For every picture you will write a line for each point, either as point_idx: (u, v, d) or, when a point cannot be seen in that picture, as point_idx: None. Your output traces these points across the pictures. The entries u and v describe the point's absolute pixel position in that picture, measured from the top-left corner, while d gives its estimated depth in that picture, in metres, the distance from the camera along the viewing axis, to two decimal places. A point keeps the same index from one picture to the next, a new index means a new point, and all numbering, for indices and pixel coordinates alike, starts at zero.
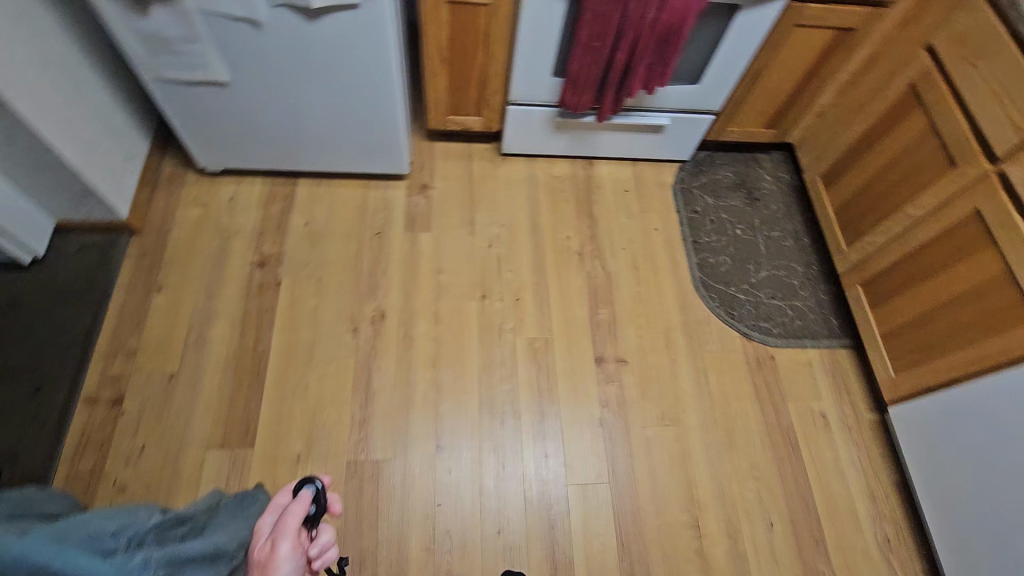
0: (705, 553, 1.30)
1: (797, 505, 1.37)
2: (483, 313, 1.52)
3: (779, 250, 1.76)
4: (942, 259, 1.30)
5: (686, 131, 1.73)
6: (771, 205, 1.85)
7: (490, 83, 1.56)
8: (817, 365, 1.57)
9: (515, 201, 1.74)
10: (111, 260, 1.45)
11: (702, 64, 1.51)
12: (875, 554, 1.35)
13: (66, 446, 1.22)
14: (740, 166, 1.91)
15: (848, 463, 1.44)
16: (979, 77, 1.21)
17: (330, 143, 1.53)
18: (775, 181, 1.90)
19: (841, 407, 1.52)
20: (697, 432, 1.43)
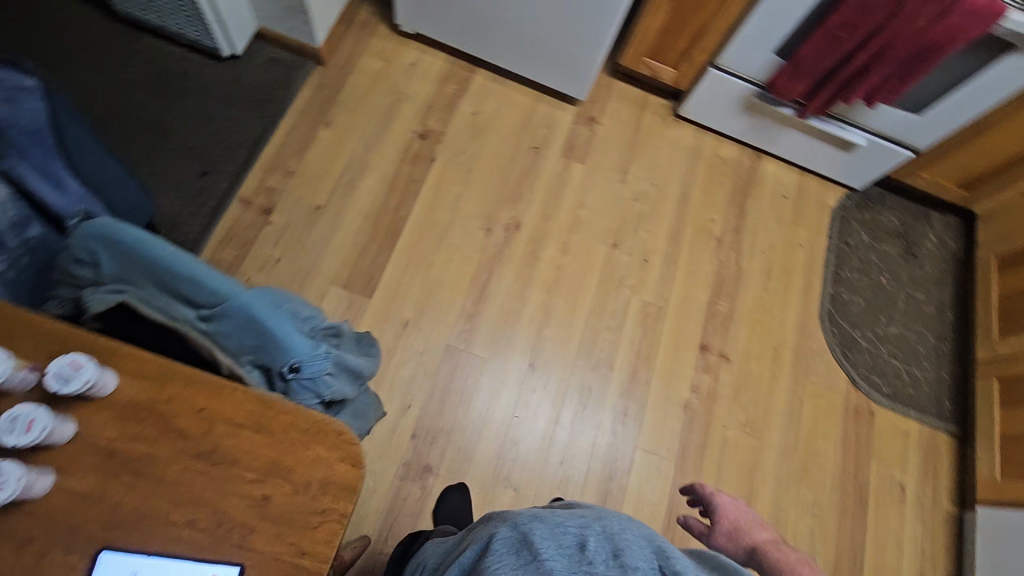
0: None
1: (846, 558, 1.36)
2: (610, 261, 1.52)
3: (917, 313, 1.66)
4: None
5: (875, 160, 1.62)
6: (926, 266, 1.73)
7: (706, 38, 1.49)
8: (914, 437, 1.51)
9: (674, 166, 1.68)
10: (294, 81, 1.50)
11: (935, 95, 1.40)
12: None
13: (216, 232, 1.31)
14: (910, 215, 1.79)
15: (910, 541, 1.41)
16: None
17: (528, 44, 1.51)
18: (940, 244, 1.77)
19: (922, 487, 1.46)
20: (774, 452, 1.41)
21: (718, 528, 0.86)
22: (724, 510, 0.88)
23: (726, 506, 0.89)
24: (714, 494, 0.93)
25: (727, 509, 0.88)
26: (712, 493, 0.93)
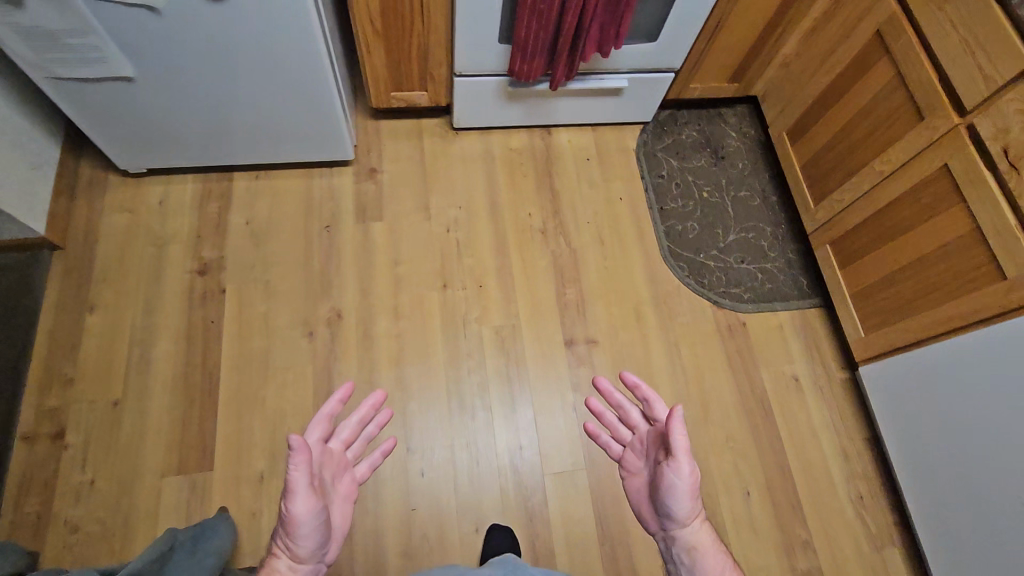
0: None
1: (773, 472, 1.41)
2: (446, 303, 1.46)
3: (747, 211, 1.71)
4: (911, 216, 1.26)
5: (646, 92, 1.63)
6: (737, 163, 1.78)
7: (433, 54, 1.41)
8: (789, 327, 1.57)
9: (472, 179, 1.63)
10: (33, 280, 1.34)
11: (658, 20, 1.41)
12: (849, 513, 1.40)
13: (10, 487, 1.16)
14: (705, 122, 1.82)
15: (820, 425, 1.47)
16: (946, 21, 1.13)
17: (264, 134, 1.40)
18: (741, 136, 1.82)
19: (813, 368, 1.53)
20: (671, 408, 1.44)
21: (692, 480, 0.93)
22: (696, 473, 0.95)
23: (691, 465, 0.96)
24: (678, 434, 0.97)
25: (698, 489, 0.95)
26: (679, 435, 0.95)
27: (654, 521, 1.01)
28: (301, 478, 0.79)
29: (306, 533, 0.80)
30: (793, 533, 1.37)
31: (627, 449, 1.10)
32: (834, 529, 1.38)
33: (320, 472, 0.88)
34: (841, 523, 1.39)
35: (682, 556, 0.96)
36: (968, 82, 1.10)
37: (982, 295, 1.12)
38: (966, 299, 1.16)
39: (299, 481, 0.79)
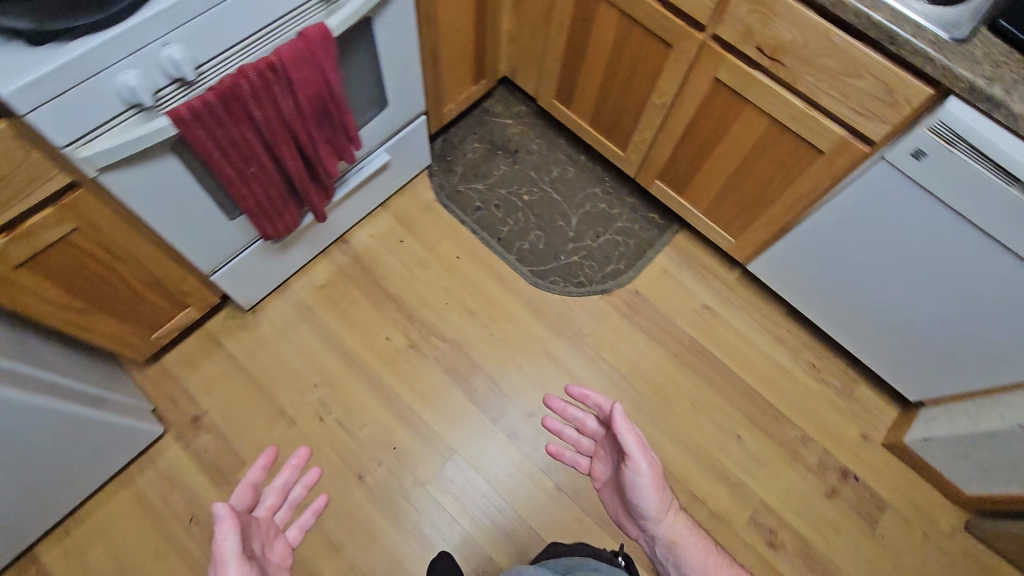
0: (711, 503, 1.38)
1: (742, 401, 1.49)
2: (376, 491, 1.27)
3: (570, 187, 1.65)
4: (714, 131, 1.26)
5: (409, 145, 1.46)
6: (532, 147, 1.69)
7: (169, 277, 1.09)
8: (672, 266, 1.60)
9: (306, 347, 1.37)
10: None
11: (376, 87, 1.21)
12: (812, 384, 1.53)
13: None
14: (478, 128, 1.69)
15: (748, 330, 1.56)
16: None
17: (36, 503, 1.04)
18: (518, 119, 1.72)
19: (712, 287, 1.59)
20: (633, 414, 1.44)
21: (653, 472, 0.83)
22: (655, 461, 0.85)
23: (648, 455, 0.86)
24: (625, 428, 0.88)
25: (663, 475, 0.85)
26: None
27: (635, 526, 0.90)
28: (233, 548, 0.64)
29: None
30: (790, 436, 1.47)
31: (594, 460, 1.00)
32: (809, 406, 1.51)
33: (253, 546, 0.73)
34: (811, 396, 1.52)
35: (665, 555, 0.84)
36: (694, 3, 1.07)
37: (811, 174, 1.16)
38: (801, 181, 1.19)
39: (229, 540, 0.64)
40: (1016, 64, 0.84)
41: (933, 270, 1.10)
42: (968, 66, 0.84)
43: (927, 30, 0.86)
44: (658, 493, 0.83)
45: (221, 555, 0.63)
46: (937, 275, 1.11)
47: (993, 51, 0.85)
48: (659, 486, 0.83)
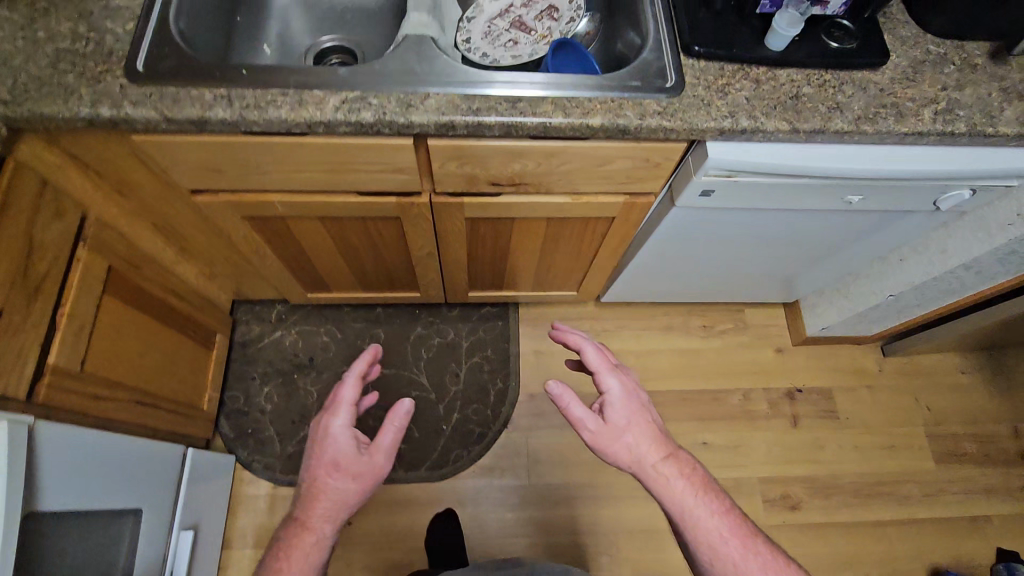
0: None
1: (681, 407, 1.45)
2: None
3: (393, 350, 1.43)
4: (496, 247, 1.08)
5: (200, 482, 1.11)
6: (324, 343, 1.41)
7: None
8: (539, 344, 1.47)
9: None
10: None
11: (110, 514, 0.86)
12: (717, 341, 1.52)
13: None
14: (254, 370, 1.38)
15: (639, 343, 1.50)
16: (291, 174, 0.80)
17: None
18: (285, 326, 1.42)
19: (584, 331, 1.49)
20: (615, 507, 1.34)
21: (607, 438, 0.74)
22: (616, 422, 0.75)
23: (616, 410, 0.76)
24: (607, 368, 0.78)
25: (628, 435, 0.75)
26: (605, 378, 0.77)
27: None
28: (340, 424, 0.72)
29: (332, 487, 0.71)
30: (735, 402, 1.47)
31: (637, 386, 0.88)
32: (728, 361, 1.51)
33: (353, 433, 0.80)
34: (724, 351, 1.51)
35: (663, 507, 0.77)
36: (392, 182, 0.84)
37: (612, 234, 1.04)
38: (608, 241, 1.07)
39: (338, 419, 0.73)
40: (733, 79, 0.76)
41: (753, 246, 1.09)
42: (703, 113, 0.74)
43: (645, 102, 0.73)
44: (624, 454, 0.74)
45: (332, 432, 0.72)
46: (759, 247, 1.11)
47: (707, 80, 0.76)
48: (621, 452, 0.74)
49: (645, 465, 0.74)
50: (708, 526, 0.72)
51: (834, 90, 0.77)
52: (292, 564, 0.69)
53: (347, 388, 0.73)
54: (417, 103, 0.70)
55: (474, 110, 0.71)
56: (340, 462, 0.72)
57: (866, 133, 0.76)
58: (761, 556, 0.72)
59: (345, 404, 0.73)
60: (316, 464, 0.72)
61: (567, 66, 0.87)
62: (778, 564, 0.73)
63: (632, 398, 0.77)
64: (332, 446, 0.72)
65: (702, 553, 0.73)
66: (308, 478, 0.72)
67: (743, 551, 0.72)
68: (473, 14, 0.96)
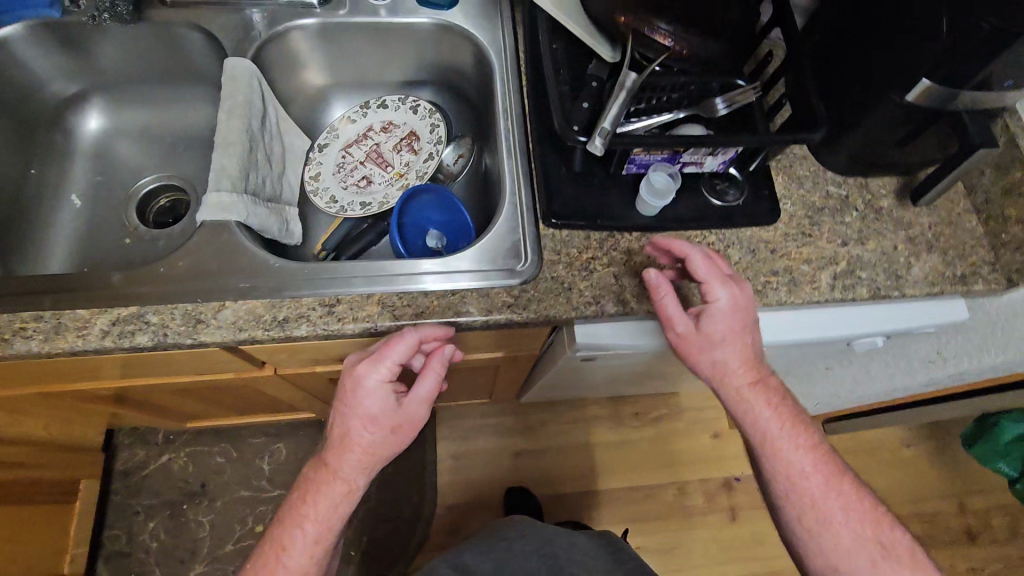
0: None
1: (612, 509, 1.35)
2: None
3: (295, 469, 1.30)
4: None
5: None
6: (218, 464, 1.29)
7: None
8: (458, 448, 1.36)
9: None
10: None
11: None
12: (650, 431, 1.43)
13: None
14: (138, 502, 1.25)
15: (566, 438, 1.40)
16: (86, 372, 0.68)
17: None
18: (173, 449, 1.29)
19: (507, 430, 1.39)
20: None
21: (691, 347, 0.58)
22: (718, 335, 0.57)
23: (720, 326, 0.57)
24: (715, 279, 0.57)
25: (725, 345, 0.58)
26: (712, 291, 0.57)
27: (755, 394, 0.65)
28: (374, 378, 0.55)
29: (353, 446, 0.56)
30: (669, 497, 1.37)
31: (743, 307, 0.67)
32: (663, 451, 1.41)
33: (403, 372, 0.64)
34: (658, 441, 1.42)
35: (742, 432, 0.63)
36: (216, 369, 0.72)
37: (501, 374, 0.94)
38: (500, 377, 0.96)
39: (375, 369, 0.55)
40: (600, 250, 0.65)
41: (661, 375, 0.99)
42: (562, 301, 0.62)
43: (493, 291, 0.62)
44: (706, 368, 0.59)
45: (364, 387, 0.55)
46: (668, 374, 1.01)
47: (569, 255, 0.64)
48: (710, 363, 0.58)
49: (731, 371, 0.58)
50: (792, 460, 0.58)
51: (718, 256, 0.66)
52: (318, 509, 0.57)
53: (397, 350, 0.55)
54: (208, 317, 0.58)
55: (281, 320, 0.58)
56: (372, 423, 0.55)
57: (756, 306, 0.65)
58: (844, 494, 0.58)
59: (387, 356, 0.55)
60: (343, 410, 0.56)
61: (427, 212, 0.78)
62: (864, 506, 0.58)
63: (741, 315, 0.57)
64: (362, 406, 0.55)
65: (777, 489, 0.60)
66: (336, 424, 0.57)
67: (823, 491, 0.58)
68: (325, 140, 0.83)
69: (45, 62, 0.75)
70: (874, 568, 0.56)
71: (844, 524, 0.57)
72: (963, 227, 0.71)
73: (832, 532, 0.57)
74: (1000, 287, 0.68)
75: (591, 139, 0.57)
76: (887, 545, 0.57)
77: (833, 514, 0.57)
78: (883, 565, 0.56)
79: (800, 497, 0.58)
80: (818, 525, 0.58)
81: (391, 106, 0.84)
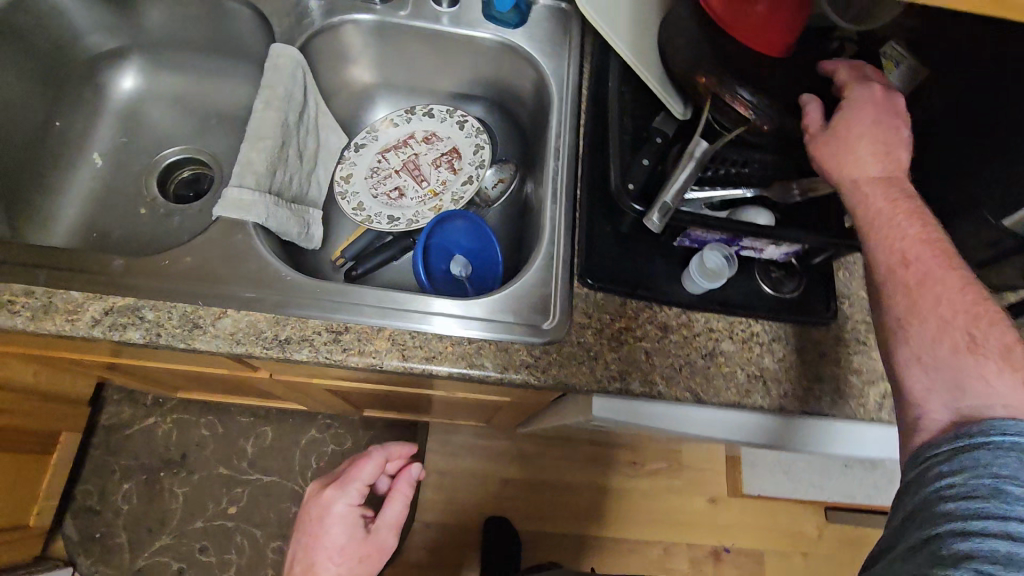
0: None
1: (592, 557, 1.30)
2: None
3: (277, 456, 1.27)
4: (373, 402, 0.93)
5: None
6: (201, 437, 1.26)
7: None
8: (445, 465, 1.32)
9: None
10: None
11: None
12: (645, 483, 1.37)
13: None
14: (116, 461, 1.23)
15: (558, 475, 1.35)
16: (75, 347, 0.65)
17: None
18: (159, 413, 1.27)
19: (498, 455, 1.34)
20: None
21: (818, 144, 0.52)
22: (849, 123, 0.51)
23: (858, 118, 0.52)
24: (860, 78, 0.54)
25: (857, 148, 0.51)
26: (853, 87, 0.53)
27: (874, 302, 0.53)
28: (340, 506, 0.68)
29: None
30: (653, 557, 1.31)
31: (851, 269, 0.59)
32: (654, 506, 1.35)
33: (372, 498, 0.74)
34: (651, 495, 1.36)
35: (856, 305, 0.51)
36: (209, 364, 0.68)
37: (505, 411, 0.89)
38: (503, 412, 0.92)
39: (342, 503, 0.68)
40: (635, 321, 0.60)
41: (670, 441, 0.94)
42: (584, 371, 0.57)
43: (511, 346, 0.57)
44: (832, 161, 0.51)
45: (329, 514, 0.67)
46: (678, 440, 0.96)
47: (601, 321, 0.59)
48: (835, 167, 0.51)
49: (853, 156, 0.51)
50: (911, 245, 0.47)
51: (761, 349, 0.61)
52: None
53: (363, 472, 0.67)
54: (206, 323, 0.54)
55: (282, 340, 0.54)
56: (341, 550, 0.66)
57: (793, 412, 0.60)
58: (947, 285, 0.46)
59: (350, 485, 0.68)
60: (309, 543, 0.67)
61: (455, 237, 0.74)
62: (969, 303, 0.45)
63: (886, 112, 0.52)
64: (331, 531, 0.67)
65: (899, 335, 0.46)
66: (303, 557, 0.67)
67: (917, 282, 0.46)
68: (363, 141, 0.79)
69: (83, 13, 0.72)
70: (954, 355, 0.43)
71: (938, 302, 0.45)
72: None
73: (917, 324, 0.45)
74: None
75: (648, 214, 0.54)
76: (982, 343, 0.43)
77: (964, 344, 0.43)
78: (968, 365, 0.43)
79: (918, 314, 0.45)
80: (903, 306, 0.46)
81: (436, 116, 0.80)
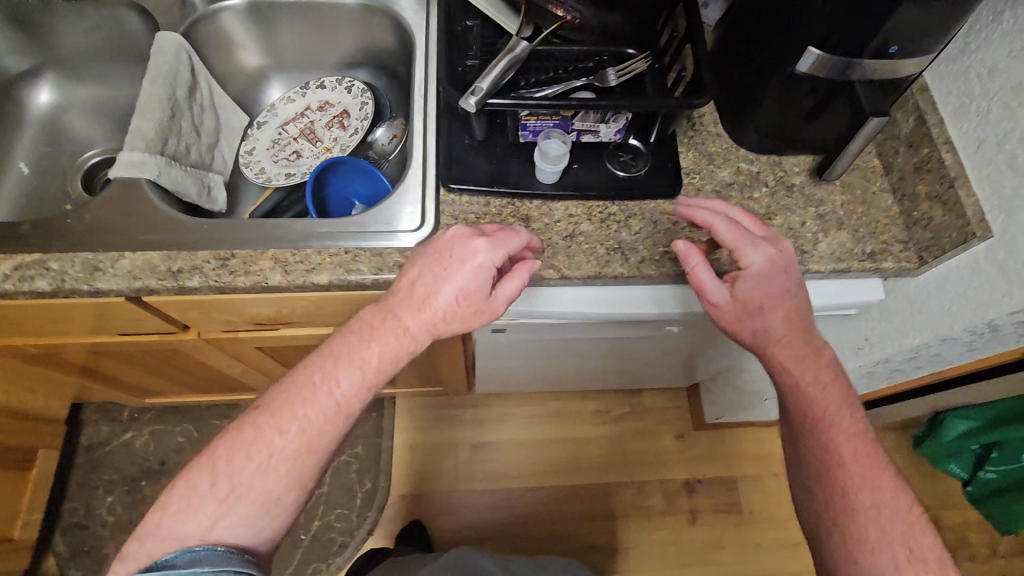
0: None
1: (566, 505, 1.34)
2: None
3: None
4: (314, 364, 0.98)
5: None
6: (176, 444, 1.31)
7: None
8: (415, 438, 1.37)
9: None
10: None
11: None
12: (611, 428, 1.41)
13: None
14: (98, 476, 1.28)
15: (525, 432, 1.39)
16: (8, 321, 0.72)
17: None
18: (135, 427, 1.32)
19: (464, 422, 1.39)
20: None
21: (725, 318, 0.59)
22: (752, 298, 0.58)
23: (758, 293, 0.58)
24: (745, 241, 0.58)
25: (760, 323, 0.58)
26: (744, 253, 0.58)
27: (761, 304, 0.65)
28: (479, 268, 0.54)
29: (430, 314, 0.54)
30: (625, 496, 1.35)
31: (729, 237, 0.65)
32: (621, 449, 1.39)
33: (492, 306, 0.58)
34: (617, 439, 1.40)
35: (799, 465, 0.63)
36: (133, 324, 0.75)
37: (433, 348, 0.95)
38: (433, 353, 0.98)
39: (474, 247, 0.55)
40: (497, 217, 0.66)
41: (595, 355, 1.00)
42: None
43: (385, 251, 0.63)
44: (748, 334, 0.59)
45: (463, 260, 0.54)
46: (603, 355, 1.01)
47: (466, 219, 0.66)
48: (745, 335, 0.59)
49: (770, 336, 0.58)
50: (842, 457, 0.58)
51: (618, 226, 0.67)
52: (360, 372, 0.54)
53: (511, 244, 0.56)
54: (107, 266, 0.61)
55: (175, 271, 0.61)
56: (462, 295, 0.55)
57: (653, 277, 0.66)
58: (878, 491, 0.57)
59: (500, 238, 0.56)
60: (421, 290, 0.55)
61: (351, 180, 0.78)
62: (896, 503, 0.57)
63: (778, 272, 0.58)
64: (462, 276, 0.54)
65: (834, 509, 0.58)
66: (408, 312, 0.55)
67: (853, 485, 0.57)
68: (265, 118, 0.86)
69: None
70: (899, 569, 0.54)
71: (873, 506, 0.57)
72: (877, 205, 0.69)
73: (862, 534, 0.56)
74: (911, 265, 0.66)
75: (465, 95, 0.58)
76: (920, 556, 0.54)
77: (887, 533, 0.55)
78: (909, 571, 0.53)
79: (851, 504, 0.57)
80: (845, 515, 0.57)
81: (329, 87, 0.86)
